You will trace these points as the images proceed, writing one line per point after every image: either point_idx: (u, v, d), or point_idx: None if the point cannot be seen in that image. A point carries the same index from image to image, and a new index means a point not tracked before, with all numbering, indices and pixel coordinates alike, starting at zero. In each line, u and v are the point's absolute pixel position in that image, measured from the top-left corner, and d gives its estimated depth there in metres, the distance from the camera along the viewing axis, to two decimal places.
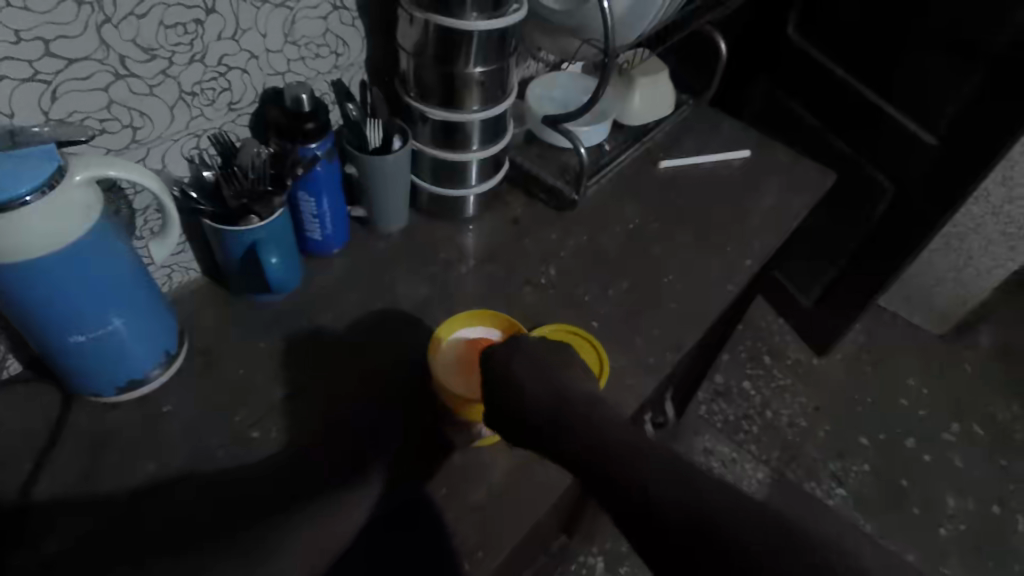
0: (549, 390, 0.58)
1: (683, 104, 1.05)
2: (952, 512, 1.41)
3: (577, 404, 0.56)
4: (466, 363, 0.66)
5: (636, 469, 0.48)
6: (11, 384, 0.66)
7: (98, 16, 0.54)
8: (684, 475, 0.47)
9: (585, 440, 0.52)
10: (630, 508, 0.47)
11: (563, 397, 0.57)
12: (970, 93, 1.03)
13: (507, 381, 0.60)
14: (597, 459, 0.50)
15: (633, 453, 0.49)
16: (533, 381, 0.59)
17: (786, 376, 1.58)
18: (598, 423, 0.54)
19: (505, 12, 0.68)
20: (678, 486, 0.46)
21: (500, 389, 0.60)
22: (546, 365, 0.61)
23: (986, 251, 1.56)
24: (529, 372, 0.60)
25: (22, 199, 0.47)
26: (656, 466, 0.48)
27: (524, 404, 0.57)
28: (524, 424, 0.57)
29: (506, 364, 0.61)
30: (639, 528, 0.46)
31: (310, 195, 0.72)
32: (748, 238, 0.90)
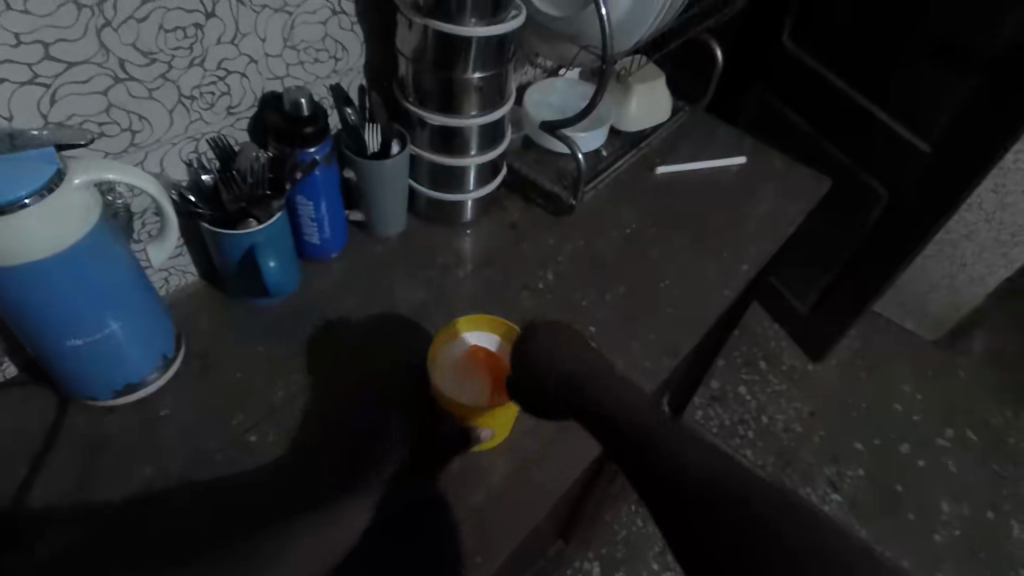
0: (577, 364, 0.58)
1: (680, 111, 1.06)
2: (947, 518, 1.42)
3: (605, 377, 0.57)
4: (465, 369, 0.66)
5: (656, 435, 0.48)
6: (7, 388, 0.65)
7: (98, 20, 0.54)
8: (708, 448, 0.47)
9: (610, 409, 0.53)
10: (647, 471, 0.47)
11: (592, 370, 0.57)
12: (962, 102, 1.05)
13: (534, 355, 0.61)
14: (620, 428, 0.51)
15: (656, 422, 0.50)
16: (561, 355, 0.60)
17: (782, 382, 1.59)
18: (623, 396, 0.54)
19: (504, 18, 0.69)
20: (693, 456, 0.46)
21: (525, 365, 0.60)
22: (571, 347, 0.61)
23: (979, 257, 1.57)
24: (559, 347, 0.61)
25: (21, 203, 0.47)
26: (676, 435, 0.48)
27: (550, 374, 0.58)
28: (548, 396, 0.58)
29: (535, 341, 0.62)
30: (651, 491, 0.46)
31: (308, 200, 0.72)
32: (744, 244, 0.91)
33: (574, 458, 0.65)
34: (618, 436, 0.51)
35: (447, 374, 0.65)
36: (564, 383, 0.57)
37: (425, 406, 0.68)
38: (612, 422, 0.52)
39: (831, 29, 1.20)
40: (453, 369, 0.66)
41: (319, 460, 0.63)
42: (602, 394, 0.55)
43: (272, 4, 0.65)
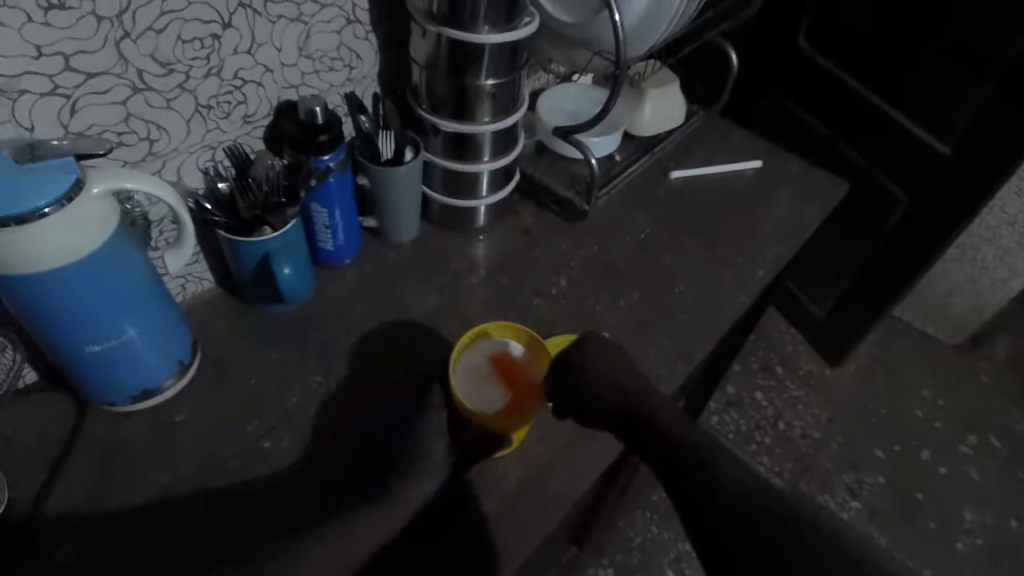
0: (628, 384, 0.60)
1: (694, 115, 1.05)
2: (969, 527, 1.39)
3: (654, 395, 0.59)
4: (483, 377, 0.66)
5: (699, 460, 0.52)
6: (28, 394, 0.66)
7: (117, 31, 0.55)
8: (739, 466, 0.51)
9: (656, 429, 0.56)
10: (687, 491, 0.52)
11: (643, 389, 0.59)
12: (982, 104, 1.03)
13: (583, 373, 0.61)
14: (666, 447, 0.55)
15: (701, 447, 0.54)
16: (612, 373, 0.61)
17: (799, 388, 1.57)
18: (670, 416, 0.57)
19: (517, 25, 0.69)
20: (731, 483, 0.50)
21: (573, 381, 0.61)
22: (614, 359, 0.62)
23: (1000, 260, 1.54)
24: (610, 365, 0.61)
25: (40, 212, 0.48)
26: (718, 463, 0.52)
27: (598, 394, 0.60)
28: (595, 413, 0.60)
29: (582, 357, 0.62)
30: (687, 508, 0.52)
31: (323, 207, 0.73)
32: (759, 249, 0.90)
33: (587, 465, 0.65)
34: (661, 455, 0.55)
35: (464, 382, 0.65)
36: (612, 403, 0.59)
37: (439, 412, 0.68)
38: (659, 441, 0.56)
39: (848, 31, 1.18)
40: (471, 375, 0.66)
41: (332, 466, 0.64)
42: (650, 414, 0.58)
43: (287, 14, 0.66)
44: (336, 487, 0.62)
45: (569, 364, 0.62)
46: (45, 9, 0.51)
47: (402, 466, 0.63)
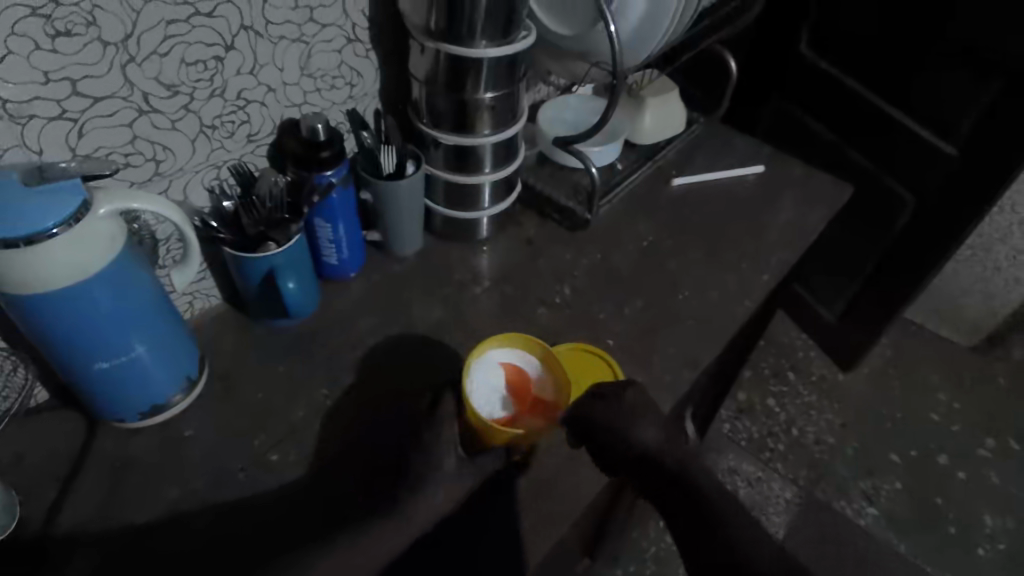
0: (655, 433, 0.64)
1: (694, 123, 1.05)
2: (991, 532, 1.36)
3: (676, 446, 0.65)
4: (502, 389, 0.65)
5: (718, 514, 0.60)
6: (39, 413, 0.67)
7: (122, 56, 0.57)
8: (746, 519, 0.59)
9: (678, 478, 0.63)
10: (701, 537, 0.59)
11: (668, 441, 0.65)
12: (987, 104, 1.03)
13: (620, 415, 0.63)
14: (686, 496, 0.62)
15: (718, 498, 0.61)
16: (644, 420, 0.64)
17: (812, 393, 1.55)
18: (692, 468, 0.64)
19: (514, 39, 0.70)
20: (743, 533, 0.58)
21: (604, 420, 0.62)
22: (630, 408, 0.63)
23: (1013, 260, 1.52)
24: (643, 412, 0.64)
25: (48, 233, 0.49)
26: (734, 515, 0.60)
27: (629, 440, 0.62)
28: (619, 455, 0.63)
29: (620, 400, 0.63)
30: (696, 548, 0.59)
31: (326, 222, 0.74)
32: (763, 253, 0.90)
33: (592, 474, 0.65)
34: (679, 502, 0.62)
35: (483, 394, 0.64)
36: (638, 449, 0.63)
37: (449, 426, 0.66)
38: (679, 489, 0.62)
39: (848, 35, 1.18)
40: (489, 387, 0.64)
41: (339, 483, 0.64)
42: (676, 466, 0.64)
43: (289, 35, 0.67)
44: (345, 501, 0.63)
45: (605, 406, 0.62)
46: (53, 37, 0.52)
47: (413, 479, 0.63)
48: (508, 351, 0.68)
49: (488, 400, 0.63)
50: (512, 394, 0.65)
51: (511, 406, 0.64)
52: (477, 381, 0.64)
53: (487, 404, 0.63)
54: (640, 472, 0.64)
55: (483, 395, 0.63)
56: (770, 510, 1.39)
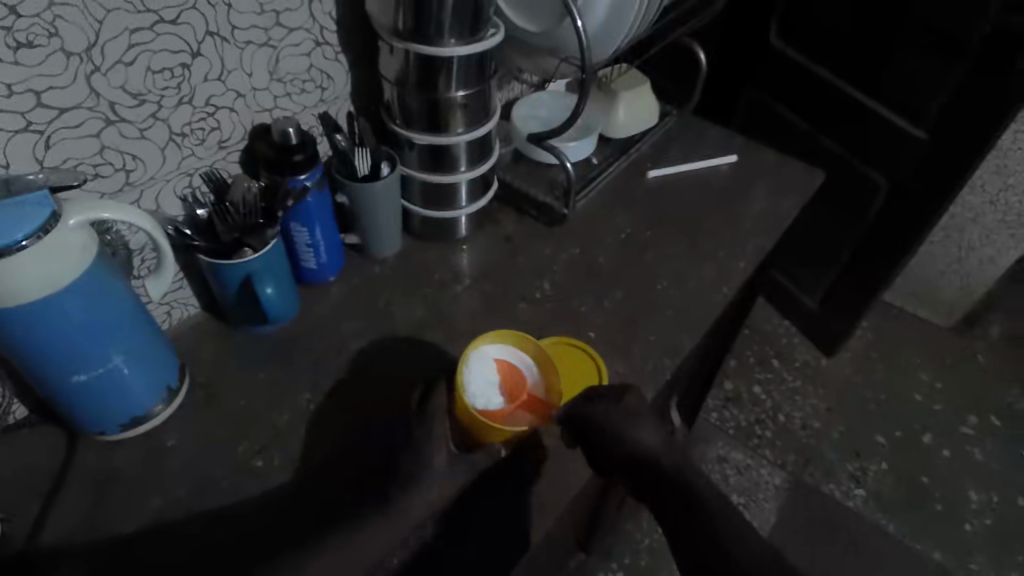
0: (652, 436, 0.65)
1: (667, 116, 1.07)
2: (976, 507, 1.38)
3: (672, 450, 0.66)
4: (496, 386, 0.64)
5: (709, 513, 0.60)
6: (18, 429, 0.66)
7: (86, 66, 0.56)
8: (736, 517, 0.60)
9: (673, 480, 0.63)
10: (690, 534, 0.60)
11: (664, 444, 0.65)
12: (952, 85, 1.05)
13: (617, 416, 0.63)
14: (679, 497, 0.62)
15: (711, 499, 0.61)
16: (641, 422, 0.64)
17: (797, 379, 1.57)
18: (686, 470, 0.64)
19: (482, 37, 0.70)
20: (733, 531, 0.59)
21: (599, 420, 0.63)
22: (627, 410, 0.64)
23: (986, 240, 1.55)
24: (641, 415, 0.65)
25: (17, 245, 0.49)
26: (725, 513, 0.60)
27: (624, 440, 0.63)
28: (614, 456, 0.63)
29: (619, 403, 0.64)
30: (687, 546, 0.60)
31: (303, 226, 0.73)
32: (739, 242, 0.91)
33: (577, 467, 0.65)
34: (672, 502, 0.62)
35: (478, 390, 0.63)
36: (634, 451, 0.63)
37: (440, 424, 0.64)
38: (672, 491, 0.62)
39: (815, 24, 1.20)
40: (484, 383, 0.64)
41: (332, 486, 0.64)
42: (672, 467, 0.64)
43: (256, 40, 0.67)
44: (334, 501, 0.63)
45: (604, 409, 0.63)
46: (14, 48, 0.52)
47: (404, 478, 0.62)
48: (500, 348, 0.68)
49: (483, 395, 0.63)
50: (506, 390, 0.64)
51: (503, 403, 0.63)
52: (471, 376, 0.64)
53: (482, 399, 0.63)
54: (636, 474, 0.64)
55: (478, 391, 0.63)
56: (760, 496, 1.40)
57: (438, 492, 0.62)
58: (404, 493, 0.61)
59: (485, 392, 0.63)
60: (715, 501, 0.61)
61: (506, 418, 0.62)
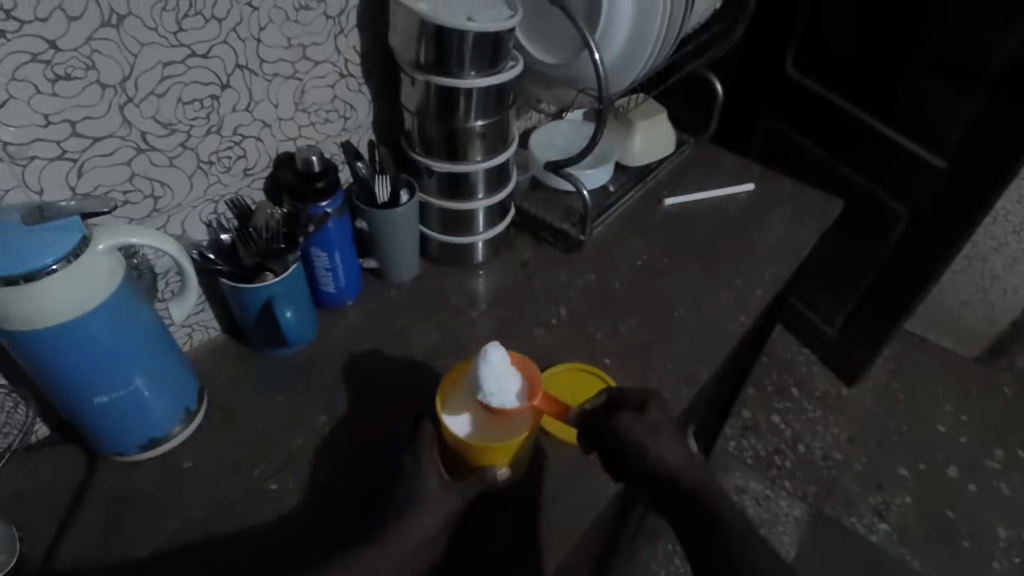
0: (675, 453, 0.61)
1: (684, 144, 1.08)
2: (1005, 544, 1.33)
3: (694, 467, 0.62)
4: (515, 381, 0.61)
5: (730, 540, 0.57)
6: (40, 448, 0.67)
7: (120, 97, 0.58)
8: (756, 540, 0.58)
9: (693, 499, 0.60)
10: (706, 551, 0.58)
11: (687, 460, 0.62)
12: (971, 116, 1.05)
13: (639, 429, 0.61)
14: (699, 515, 0.59)
15: (733, 521, 0.58)
16: (664, 437, 0.61)
17: (817, 408, 1.54)
18: (709, 491, 0.60)
19: (501, 69, 0.72)
20: (749, 561, 0.56)
21: (620, 431, 0.61)
22: (650, 427, 0.61)
23: (1011, 269, 1.53)
24: (665, 431, 0.62)
25: (48, 269, 0.50)
26: (743, 539, 0.58)
27: (646, 456, 0.60)
28: (633, 469, 0.61)
29: (641, 415, 0.62)
30: (699, 562, 0.58)
31: (323, 251, 0.75)
32: (757, 269, 0.91)
33: (591, 496, 0.65)
34: (689, 519, 0.60)
35: (496, 384, 0.59)
36: (656, 468, 0.60)
37: (429, 451, 0.64)
38: (692, 509, 0.60)
39: (833, 53, 1.20)
40: (505, 377, 0.59)
41: (336, 508, 0.64)
42: (693, 487, 0.60)
43: (283, 72, 0.69)
44: (342, 524, 0.63)
45: (627, 420, 0.61)
46: (53, 81, 0.54)
47: (415, 503, 0.62)
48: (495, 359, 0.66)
49: (500, 393, 0.59)
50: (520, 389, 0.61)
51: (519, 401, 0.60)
52: (489, 370, 0.59)
53: (497, 395, 0.59)
54: (655, 488, 0.61)
55: (495, 385, 0.59)
56: (780, 529, 1.36)
57: (432, 521, 0.62)
58: (399, 521, 0.61)
59: (501, 386, 0.60)
60: (732, 515, 0.59)
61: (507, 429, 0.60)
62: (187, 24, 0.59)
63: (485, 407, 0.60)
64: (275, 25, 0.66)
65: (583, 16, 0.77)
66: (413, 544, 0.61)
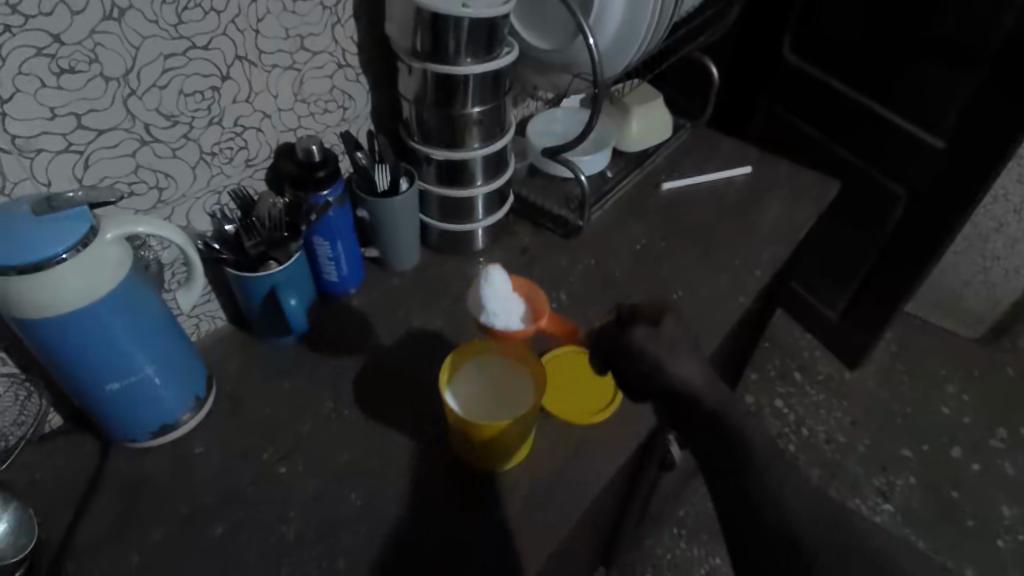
0: (697, 370, 0.54)
1: (681, 129, 1.09)
2: (1009, 523, 1.34)
3: (720, 388, 0.54)
4: (518, 305, 0.68)
5: (752, 476, 0.50)
6: (53, 437, 0.69)
7: (124, 89, 0.60)
8: (786, 476, 0.51)
9: (715, 422, 0.53)
10: (727, 485, 0.51)
11: (711, 381, 0.54)
12: (969, 95, 1.05)
13: (654, 344, 0.55)
14: (723, 445, 0.52)
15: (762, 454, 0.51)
16: (682, 353, 0.55)
17: (820, 392, 1.54)
18: (735, 410, 0.53)
19: (497, 55, 0.72)
20: (769, 497, 0.49)
21: (631, 347, 0.55)
22: (666, 341, 0.55)
23: (1012, 250, 1.53)
24: (681, 346, 0.55)
25: (58, 258, 0.51)
26: (768, 477, 0.50)
27: (662, 371, 0.53)
28: (651, 388, 0.55)
29: (654, 327, 0.55)
30: (721, 494, 0.52)
31: (325, 240, 0.76)
32: (755, 251, 0.91)
33: (593, 474, 0.66)
34: (709, 444, 0.53)
35: (499, 306, 0.66)
36: (673, 385, 0.54)
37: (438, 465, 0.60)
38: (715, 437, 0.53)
39: (828, 35, 1.21)
40: (506, 300, 0.66)
41: (342, 495, 0.65)
42: (717, 408, 0.53)
43: (282, 63, 0.70)
44: (348, 506, 0.64)
45: (639, 334, 0.55)
46: (57, 74, 0.55)
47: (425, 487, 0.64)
48: (485, 353, 0.68)
49: (504, 314, 0.66)
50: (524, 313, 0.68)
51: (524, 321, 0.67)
52: (492, 293, 0.66)
53: (502, 315, 0.66)
54: (675, 408, 0.55)
55: (499, 306, 0.66)
56: None
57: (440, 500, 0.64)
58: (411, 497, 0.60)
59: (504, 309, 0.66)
60: (759, 437, 0.52)
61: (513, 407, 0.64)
62: (187, 17, 0.61)
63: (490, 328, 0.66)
64: (273, 17, 0.67)
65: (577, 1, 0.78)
66: (421, 523, 0.62)
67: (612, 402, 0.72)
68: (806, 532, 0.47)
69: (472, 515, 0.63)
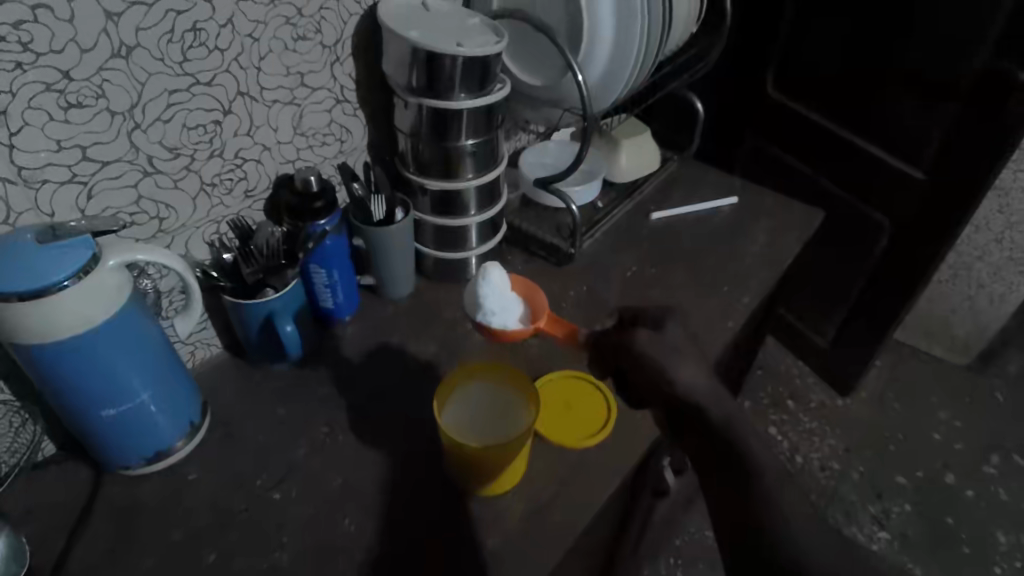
0: (699, 380, 0.56)
1: (669, 161, 1.12)
2: (1006, 549, 1.34)
3: (722, 399, 0.56)
4: (516, 305, 0.72)
5: (757, 495, 0.52)
6: (46, 465, 0.69)
7: (128, 123, 0.62)
8: (790, 498, 0.52)
9: (718, 435, 0.55)
10: (734, 502, 0.53)
11: (715, 390, 0.56)
12: (945, 131, 1.10)
13: (659, 348, 0.58)
14: (732, 461, 0.54)
15: (773, 477, 0.52)
16: (685, 359, 0.57)
17: (813, 420, 1.55)
18: (739, 425, 0.55)
19: (490, 90, 0.75)
20: (777, 515, 0.50)
21: (641, 348, 0.58)
22: (669, 345, 0.58)
23: (995, 277, 1.56)
24: (684, 352, 0.58)
25: (60, 285, 0.53)
26: (773, 498, 0.51)
27: (666, 374, 0.56)
28: (660, 393, 0.58)
29: (663, 336, 0.59)
30: (725, 509, 0.53)
31: (321, 267, 0.77)
32: (743, 278, 0.94)
33: (586, 498, 0.66)
34: (716, 460, 0.55)
35: (497, 305, 0.70)
36: (676, 390, 0.56)
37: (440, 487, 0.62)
38: (722, 450, 0.55)
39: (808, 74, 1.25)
40: (503, 299, 0.71)
41: (336, 521, 0.65)
42: (723, 418, 0.55)
43: (282, 98, 0.73)
44: (342, 533, 0.64)
45: (642, 335, 0.58)
46: (65, 108, 0.57)
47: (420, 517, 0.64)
48: (497, 379, 0.69)
49: (502, 314, 0.70)
50: (526, 316, 0.72)
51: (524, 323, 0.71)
52: (488, 291, 0.70)
53: (497, 313, 0.70)
54: (682, 416, 0.57)
55: (495, 304, 0.70)
56: None
57: (435, 526, 0.64)
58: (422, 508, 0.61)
59: (501, 307, 0.71)
60: (767, 459, 0.53)
61: (510, 426, 0.65)
62: (192, 54, 0.63)
63: (487, 327, 0.70)
64: (274, 55, 0.70)
65: (565, 38, 0.81)
66: (415, 549, 0.62)
67: (604, 428, 0.72)
68: (814, 558, 0.48)
69: (465, 539, 0.63)
